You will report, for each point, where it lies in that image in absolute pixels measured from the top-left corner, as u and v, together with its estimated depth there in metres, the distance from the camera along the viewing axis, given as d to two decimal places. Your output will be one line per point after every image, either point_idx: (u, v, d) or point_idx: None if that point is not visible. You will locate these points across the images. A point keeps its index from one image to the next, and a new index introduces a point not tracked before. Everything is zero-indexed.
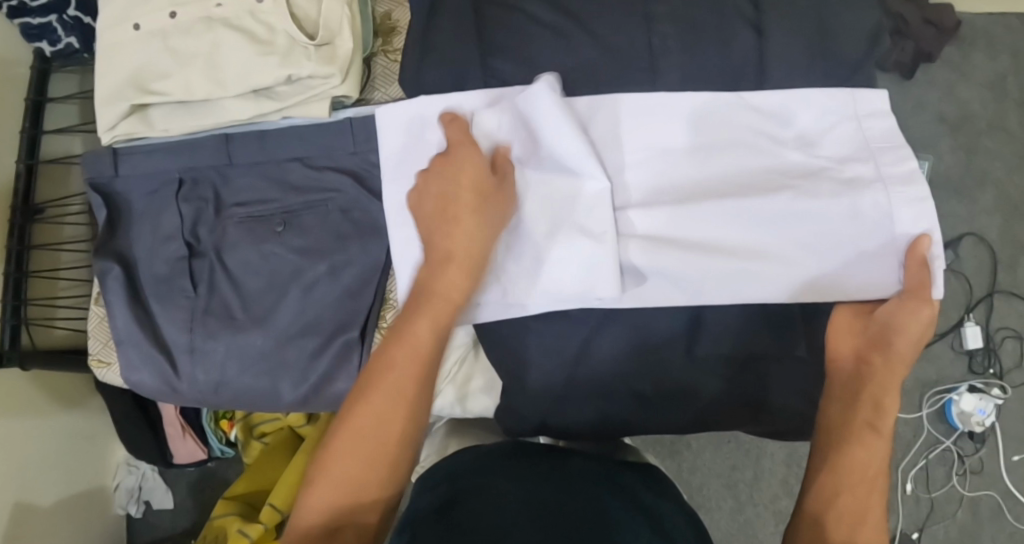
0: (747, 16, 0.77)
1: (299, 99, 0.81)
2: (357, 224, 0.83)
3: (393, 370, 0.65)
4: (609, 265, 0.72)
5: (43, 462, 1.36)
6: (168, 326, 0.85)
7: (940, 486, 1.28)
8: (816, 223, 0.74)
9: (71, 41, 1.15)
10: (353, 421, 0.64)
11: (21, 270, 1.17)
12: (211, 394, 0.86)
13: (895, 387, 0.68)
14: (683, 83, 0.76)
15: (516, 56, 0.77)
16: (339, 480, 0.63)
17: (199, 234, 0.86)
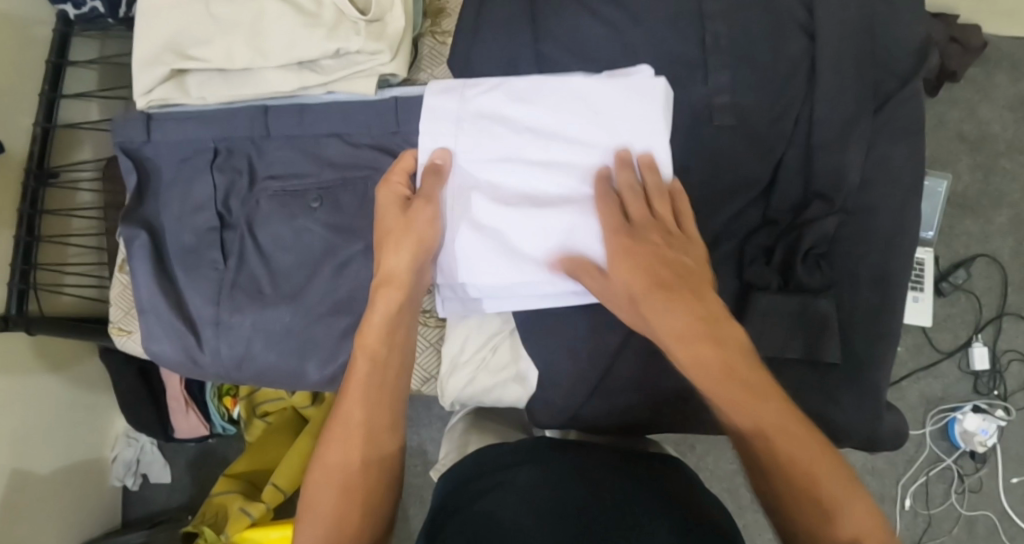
0: (799, 20, 0.78)
1: (344, 73, 0.80)
2: None
3: (351, 401, 0.67)
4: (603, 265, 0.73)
5: (43, 428, 1.35)
6: (194, 297, 0.84)
7: (939, 503, 1.29)
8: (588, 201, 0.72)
9: (96, 5, 1.14)
10: (329, 455, 0.66)
11: (32, 234, 1.15)
12: (234, 369, 0.84)
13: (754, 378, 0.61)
14: (732, 83, 0.76)
15: (565, 44, 0.78)
16: (324, 506, 0.64)
17: (230, 206, 0.85)
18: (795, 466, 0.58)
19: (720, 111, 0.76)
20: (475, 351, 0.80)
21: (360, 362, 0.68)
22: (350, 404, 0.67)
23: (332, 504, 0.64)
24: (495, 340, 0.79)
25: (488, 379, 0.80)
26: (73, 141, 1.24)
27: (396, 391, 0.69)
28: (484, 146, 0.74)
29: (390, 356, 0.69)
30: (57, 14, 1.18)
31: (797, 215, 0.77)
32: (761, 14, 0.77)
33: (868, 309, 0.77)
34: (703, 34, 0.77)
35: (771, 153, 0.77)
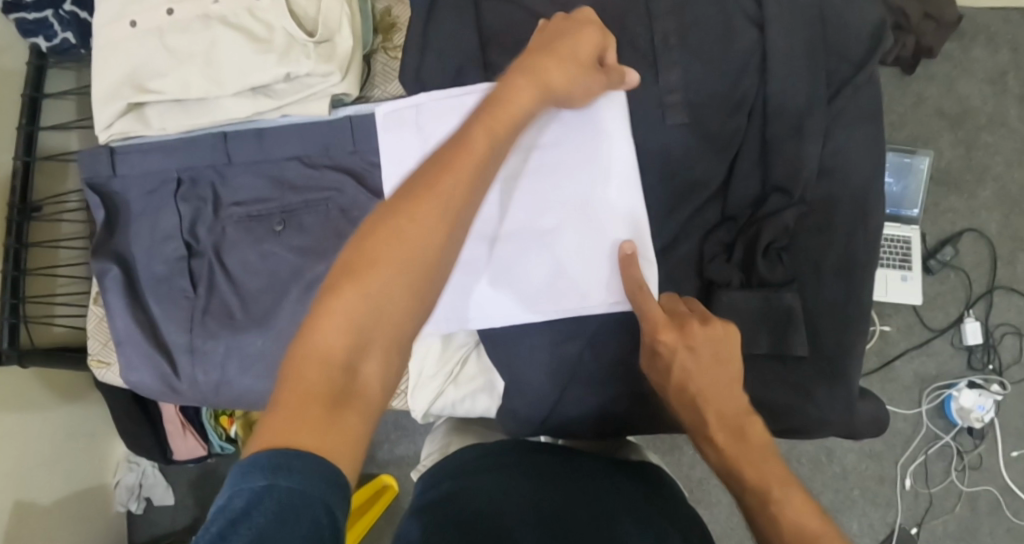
0: (751, 12, 0.77)
1: (297, 97, 0.80)
2: (356, 222, 0.81)
3: (450, 195, 0.50)
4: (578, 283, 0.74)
5: (43, 459, 1.37)
6: (168, 326, 0.85)
7: (939, 481, 1.28)
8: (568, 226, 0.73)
9: (67, 36, 1.15)
10: (400, 237, 0.49)
11: (19, 268, 1.17)
12: (211, 394, 0.85)
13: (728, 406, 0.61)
14: (683, 82, 0.76)
15: (513, 51, 0.77)
16: (379, 299, 0.47)
17: (197, 234, 0.85)
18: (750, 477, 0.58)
19: (674, 108, 0.76)
20: (442, 366, 0.80)
21: (482, 145, 0.53)
22: (453, 184, 0.50)
23: (386, 309, 0.48)
24: (462, 353, 0.80)
25: (459, 393, 0.80)
26: (55, 171, 1.25)
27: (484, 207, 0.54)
28: None
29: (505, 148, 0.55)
30: (30, 47, 1.19)
31: (757, 208, 0.77)
32: (712, 10, 0.77)
33: (836, 300, 0.78)
34: (654, 35, 0.77)
35: (727, 149, 0.77)
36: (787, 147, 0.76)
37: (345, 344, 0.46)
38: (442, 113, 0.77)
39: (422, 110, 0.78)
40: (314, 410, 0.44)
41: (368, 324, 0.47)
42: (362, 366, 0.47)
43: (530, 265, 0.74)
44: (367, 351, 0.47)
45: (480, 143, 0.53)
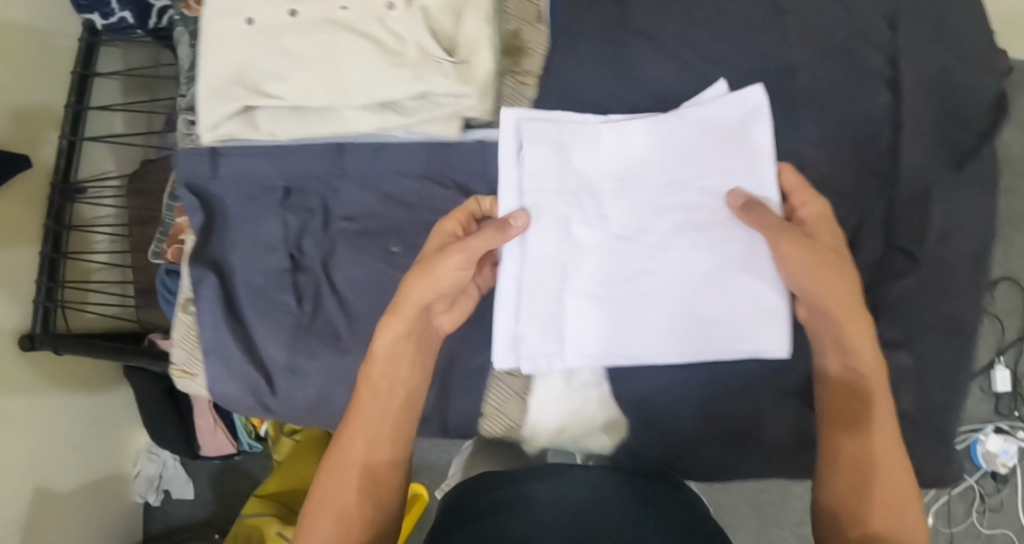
0: (883, 74, 0.78)
1: (427, 115, 0.78)
2: None
3: (365, 411, 0.67)
4: (710, 322, 0.71)
5: (60, 446, 1.36)
6: (266, 341, 0.81)
7: (959, 521, 1.27)
8: (689, 257, 0.71)
9: (123, 15, 1.32)
10: (339, 454, 0.67)
11: (56, 250, 1.33)
12: (307, 414, 0.82)
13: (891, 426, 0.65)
14: (819, 139, 0.78)
15: (654, 94, 0.78)
16: (334, 501, 0.65)
17: (302, 246, 0.82)
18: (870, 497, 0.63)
19: (807, 169, 0.78)
20: (563, 403, 0.78)
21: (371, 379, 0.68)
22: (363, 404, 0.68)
23: (338, 506, 0.64)
24: (585, 393, 0.78)
25: (577, 429, 0.79)
26: (97, 153, 1.43)
27: (402, 408, 0.69)
28: (570, 190, 0.73)
29: (399, 358, 0.69)
30: (84, 26, 1.36)
31: (880, 269, 0.78)
32: (844, 67, 0.78)
33: (948, 363, 0.79)
34: (792, 89, 0.78)
35: (857, 207, 0.78)
36: (905, 213, 0.78)
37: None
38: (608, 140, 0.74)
39: (570, 132, 0.74)
40: None
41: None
42: None
43: (664, 299, 0.72)
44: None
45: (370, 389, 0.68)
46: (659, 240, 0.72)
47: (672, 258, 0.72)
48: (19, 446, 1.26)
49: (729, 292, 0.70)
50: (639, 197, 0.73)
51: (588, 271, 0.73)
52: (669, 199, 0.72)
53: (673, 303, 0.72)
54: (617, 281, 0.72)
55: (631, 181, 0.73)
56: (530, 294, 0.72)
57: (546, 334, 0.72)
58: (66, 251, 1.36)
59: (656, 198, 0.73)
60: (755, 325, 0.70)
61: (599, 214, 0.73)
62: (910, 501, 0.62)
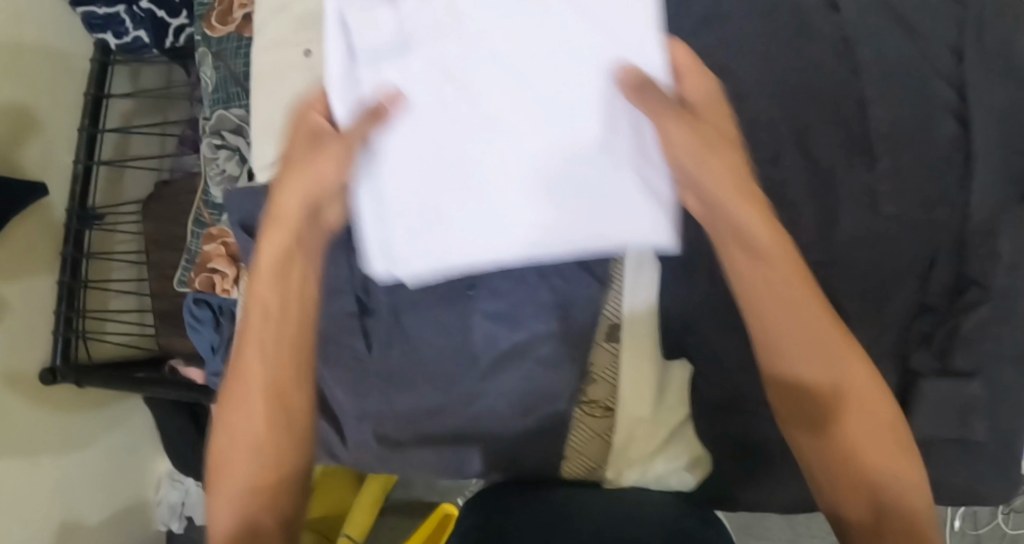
0: (951, 104, 0.78)
1: None
2: (558, 293, 0.77)
3: (247, 343, 0.70)
4: (596, 214, 0.64)
5: (84, 480, 1.34)
6: (335, 388, 0.80)
7: (985, 522, 1.34)
8: (556, 142, 0.61)
9: (139, 33, 1.25)
10: (238, 393, 0.70)
11: (74, 279, 1.28)
12: (378, 461, 0.80)
13: (866, 411, 0.65)
14: (892, 171, 0.78)
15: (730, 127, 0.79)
16: (234, 435, 0.70)
17: (370, 287, 0.80)
18: (886, 487, 0.64)
19: (884, 198, 0.78)
20: (647, 441, 0.78)
21: (253, 310, 0.70)
22: (249, 339, 0.70)
23: (243, 440, 0.70)
24: (666, 432, 0.78)
25: (660, 468, 0.79)
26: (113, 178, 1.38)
27: (286, 332, 0.71)
28: (426, 69, 0.59)
29: (280, 280, 0.70)
30: (96, 44, 1.29)
31: (954, 299, 0.79)
32: (914, 98, 0.78)
33: (1017, 391, 0.80)
34: (868, 123, 0.78)
35: (930, 239, 0.78)
36: (981, 244, 0.77)
37: (230, 519, 0.69)
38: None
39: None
40: None
41: (246, 502, 0.69)
42: (218, 516, 0.70)
43: (543, 195, 0.64)
44: (253, 510, 0.69)
45: (251, 322, 0.70)
46: (520, 127, 0.61)
47: (544, 150, 0.62)
48: (38, 489, 1.24)
49: (596, 183, 0.63)
50: (512, 71, 0.59)
51: (449, 174, 0.62)
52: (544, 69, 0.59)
53: (553, 198, 0.64)
54: (486, 176, 0.63)
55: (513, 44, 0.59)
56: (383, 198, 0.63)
57: (414, 244, 0.65)
58: (84, 279, 1.31)
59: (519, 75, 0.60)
60: (625, 213, 0.63)
61: (455, 93, 0.60)
62: (908, 463, 0.65)
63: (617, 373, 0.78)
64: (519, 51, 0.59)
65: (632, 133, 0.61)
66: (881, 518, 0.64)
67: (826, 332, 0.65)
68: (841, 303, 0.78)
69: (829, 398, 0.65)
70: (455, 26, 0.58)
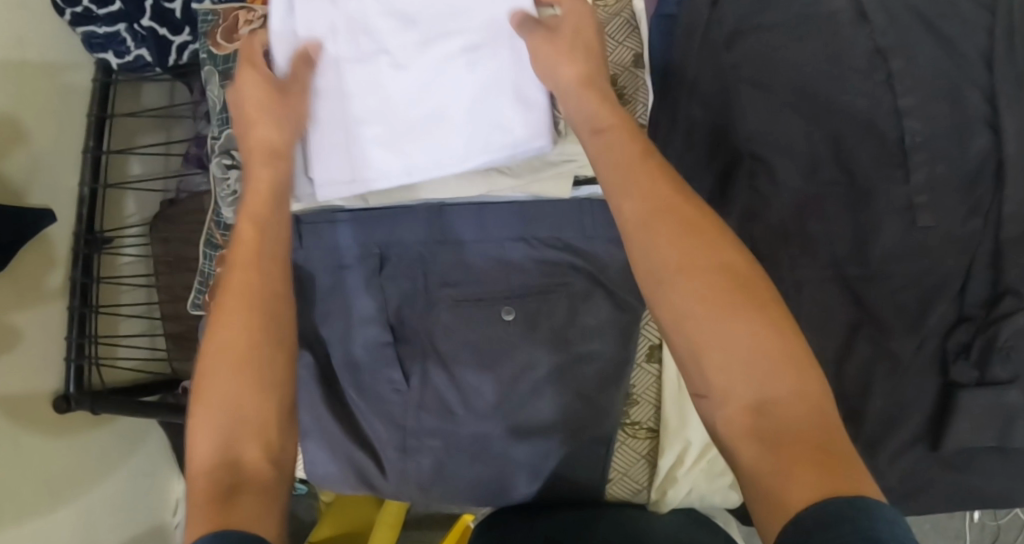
0: (982, 114, 0.78)
1: (537, 176, 0.77)
2: (597, 315, 0.76)
3: (241, 252, 0.66)
4: (490, 133, 0.73)
5: (108, 501, 1.31)
6: (374, 420, 0.78)
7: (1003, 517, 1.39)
8: (445, 75, 0.72)
9: (141, 53, 1.16)
10: (229, 305, 0.63)
11: (84, 304, 1.22)
12: (420, 491, 0.79)
13: (764, 323, 0.52)
14: (928, 182, 0.78)
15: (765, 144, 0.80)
16: (221, 349, 0.62)
17: (403, 316, 0.79)
18: (796, 421, 0.49)
19: (921, 211, 0.78)
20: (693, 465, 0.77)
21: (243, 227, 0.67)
22: (242, 251, 0.66)
23: (226, 356, 0.61)
24: (714, 451, 0.78)
25: (707, 488, 0.78)
26: (119, 200, 1.35)
27: (279, 254, 0.68)
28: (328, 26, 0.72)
29: (273, 207, 0.69)
30: (97, 63, 1.20)
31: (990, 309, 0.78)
32: (948, 109, 0.78)
33: None
34: (902, 135, 0.78)
35: (964, 250, 0.78)
36: (1016, 254, 0.77)
37: (215, 452, 0.58)
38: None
39: None
40: (203, 501, 0.54)
41: (239, 427, 0.59)
42: (198, 442, 0.58)
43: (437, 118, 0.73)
44: (242, 440, 0.59)
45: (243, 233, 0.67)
46: (412, 60, 0.72)
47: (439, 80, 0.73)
48: (64, 527, 1.19)
49: (488, 97, 0.72)
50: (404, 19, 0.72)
51: (367, 113, 0.73)
52: (428, 25, 0.72)
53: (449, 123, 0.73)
54: (388, 103, 0.73)
55: (400, 19, 0.72)
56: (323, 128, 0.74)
57: (330, 167, 0.75)
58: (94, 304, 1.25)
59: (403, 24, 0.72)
60: (514, 119, 0.72)
61: (358, 42, 0.72)
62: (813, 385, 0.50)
63: (659, 391, 0.79)
64: (396, 28, 0.72)
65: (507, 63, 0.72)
66: (771, 416, 0.49)
67: (699, 234, 0.55)
68: (880, 317, 0.79)
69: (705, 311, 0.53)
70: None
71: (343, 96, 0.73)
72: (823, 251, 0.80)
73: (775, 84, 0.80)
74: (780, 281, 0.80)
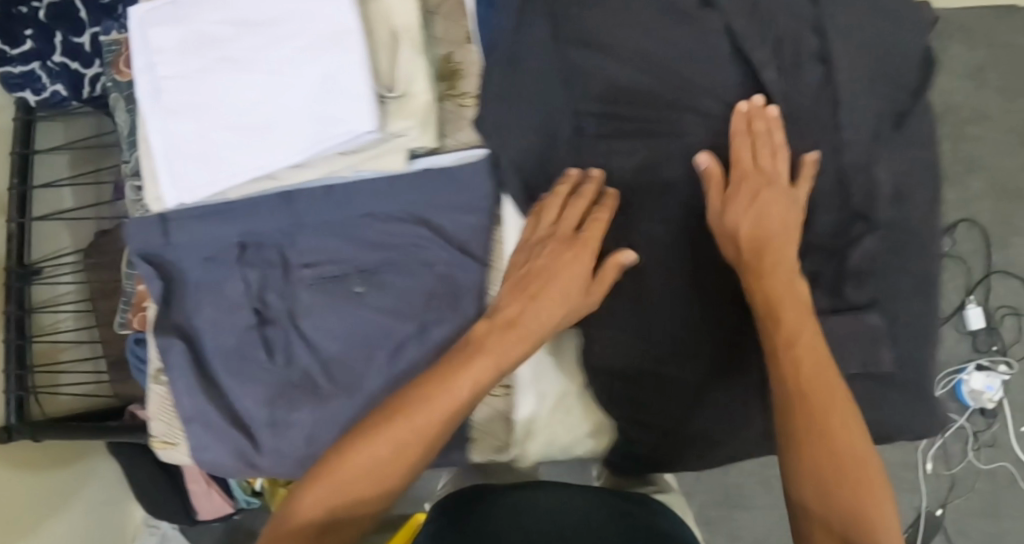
0: (811, 49, 0.80)
1: (372, 153, 0.80)
2: (444, 278, 0.80)
3: (470, 381, 0.67)
4: (323, 122, 0.76)
5: (70, 524, 1.34)
6: (246, 401, 0.81)
7: (958, 461, 1.44)
8: (288, 78, 0.78)
9: (58, 88, 1.11)
10: (412, 420, 0.66)
11: (20, 336, 1.24)
12: (298, 469, 0.81)
13: (859, 461, 0.64)
14: (764, 118, 0.79)
15: (606, 96, 0.80)
16: (375, 455, 0.65)
17: (268, 300, 0.82)
18: (862, 521, 0.62)
19: None
20: (551, 415, 0.81)
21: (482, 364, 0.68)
22: (460, 384, 0.67)
23: (378, 462, 0.65)
24: (567, 401, 0.81)
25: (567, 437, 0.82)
26: (52, 231, 1.38)
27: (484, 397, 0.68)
28: (188, 48, 0.80)
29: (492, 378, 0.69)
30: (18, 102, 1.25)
31: (839, 237, 0.80)
32: (778, 47, 0.80)
33: (918, 317, 0.80)
34: (743, 72, 0.79)
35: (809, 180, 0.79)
36: (858, 178, 0.79)
37: (320, 508, 0.64)
38: (202, 14, 0.80)
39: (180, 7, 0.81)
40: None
41: (349, 512, 0.65)
42: (307, 500, 0.64)
43: (281, 115, 0.78)
44: (343, 521, 0.65)
45: (477, 365, 0.68)
46: (261, 69, 0.78)
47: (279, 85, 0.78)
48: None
49: (321, 93, 0.77)
50: (255, 34, 0.78)
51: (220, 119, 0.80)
52: (267, 32, 0.78)
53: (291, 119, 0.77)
54: (242, 109, 0.79)
55: (244, 31, 0.79)
56: (184, 140, 0.81)
57: (189, 171, 0.81)
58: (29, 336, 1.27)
59: (253, 41, 0.78)
60: (345, 107, 0.76)
61: (222, 61, 0.79)
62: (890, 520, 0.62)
63: None
64: (242, 40, 0.79)
65: (337, 60, 0.76)
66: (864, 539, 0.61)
67: (827, 364, 0.68)
68: None
69: (807, 388, 0.66)
70: (219, 15, 0.80)
71: (197, 108, 0.80)
72: (669, 195, 0.79)
73: (612, 38, 0.80)
74: (618, 228, 0.79)
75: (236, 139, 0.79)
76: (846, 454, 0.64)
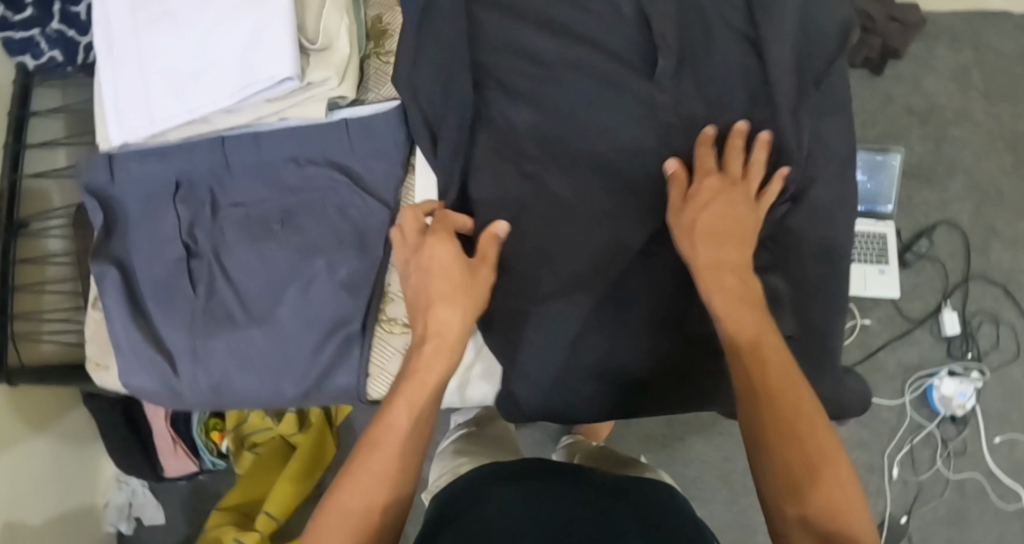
0: (722, 16, 0.82)
1: (295, 100, 0.83)
2: (355, 222, 0.85)
3: (415, 394, 0.65)
4: (248, 71, 0.80)
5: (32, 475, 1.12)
6: (170, 330, 0.85)
7: (926, 468, 1.25)
8: (222, 32, 0.81)
9: (55, 55, 1.01)
10: (373, 445, 0.62)
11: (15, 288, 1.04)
12: (214, 395, 0.85)
13: (836, 465, 0.57)
14: (673, 77, 0.80)
15: (524, 55, 0.83)
16: (358, 490, 0.60)
17: (197, 238, 0.86)
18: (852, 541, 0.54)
19: (665, 107, 0.80)
20: None
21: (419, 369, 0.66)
22: (400, 399, 0.64)
23: (362, 495, 0.60)
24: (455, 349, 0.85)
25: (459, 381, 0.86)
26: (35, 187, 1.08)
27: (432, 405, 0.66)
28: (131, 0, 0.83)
29: (423, 400, 0.65)
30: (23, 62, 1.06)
31: None
32: (691, 13, 0.82)
33: (818, 279, 0.81)
34: (653, 36, 0.81)
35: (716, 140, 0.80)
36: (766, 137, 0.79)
37: None
38: None
39: None
40: None
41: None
42: None
43: (211, 65, 0.81)
44: None
45: (414, 379, 0.65)
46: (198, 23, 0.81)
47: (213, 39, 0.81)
48: None
49: (251, 46, 0.80)
50: None
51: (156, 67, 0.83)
52: None
53: (221, 69, 0.81)
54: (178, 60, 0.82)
55: None
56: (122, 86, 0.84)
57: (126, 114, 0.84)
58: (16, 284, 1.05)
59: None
60: (269, 57, 0.79)
61: (164, 15, 0.82)
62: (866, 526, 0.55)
63: None
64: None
65: (266, 14, 0.79)
66: None
67: (792, 369, 0.60)
68: (631, 208, 0.81)
69: (771, 396, 0.58)
70: None
71: (138, 57, 0.83)
72: (569, 153, 0.82)
73: (526, 5, 0.84)
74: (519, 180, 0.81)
75: (171, 88, 0.82)
76: (816, 458, 0.57)
